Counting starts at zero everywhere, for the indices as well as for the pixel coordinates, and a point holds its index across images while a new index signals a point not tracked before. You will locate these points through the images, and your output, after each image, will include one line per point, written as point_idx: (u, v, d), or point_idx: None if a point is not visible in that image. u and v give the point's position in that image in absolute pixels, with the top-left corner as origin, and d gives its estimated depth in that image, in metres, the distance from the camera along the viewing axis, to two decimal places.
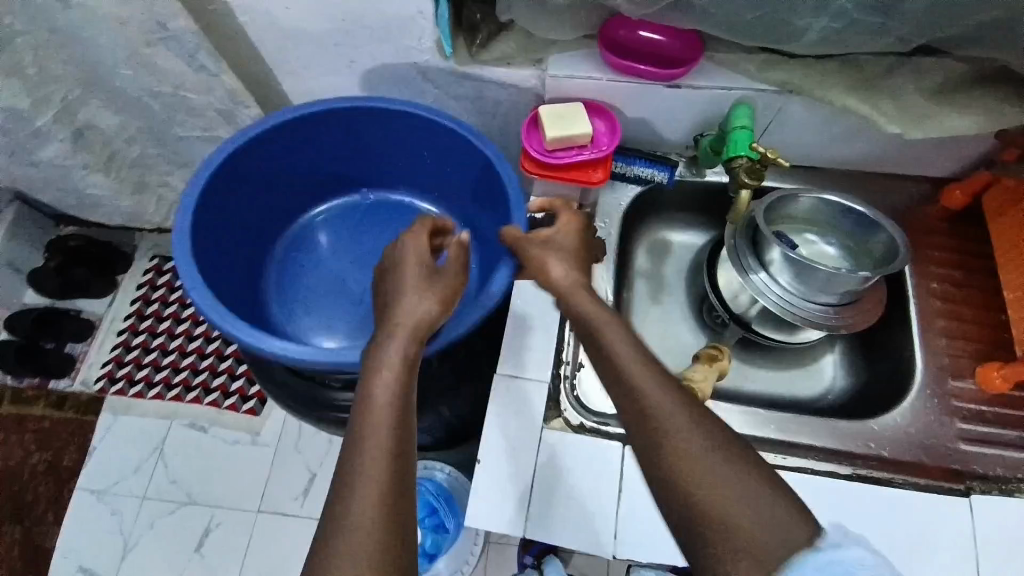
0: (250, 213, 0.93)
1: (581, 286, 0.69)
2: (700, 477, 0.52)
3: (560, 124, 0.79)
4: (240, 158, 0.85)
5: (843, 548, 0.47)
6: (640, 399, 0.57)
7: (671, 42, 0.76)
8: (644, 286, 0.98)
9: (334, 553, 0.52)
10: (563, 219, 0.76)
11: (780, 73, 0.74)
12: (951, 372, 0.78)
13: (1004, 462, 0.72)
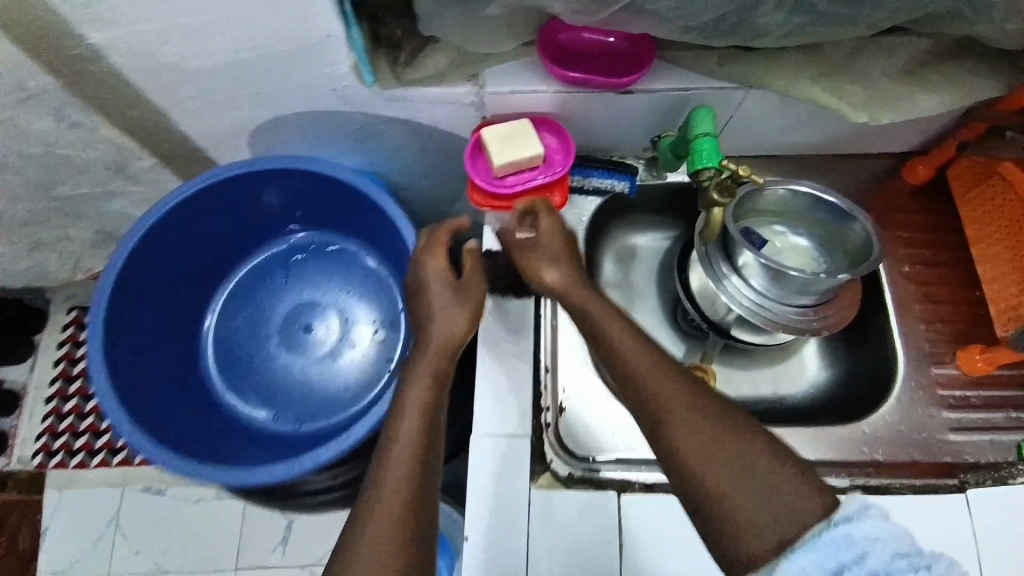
0: (176, 270, 0.79)
1: (577, 285, 0.68)
2: (711, 469, 0.53)
3: (506, 150, 0.70)
4: (153, 240, 0.73)
5: (858, 522, 0.48)
6: (644, 393, 0.59)
7: (619, 42, 0.68)
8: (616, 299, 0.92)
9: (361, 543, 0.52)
10: (546, 220, 0.72)
11: (739, 68, 0.68)
12: (933, 360, 0.76)
13: (993, 448, 0.72)
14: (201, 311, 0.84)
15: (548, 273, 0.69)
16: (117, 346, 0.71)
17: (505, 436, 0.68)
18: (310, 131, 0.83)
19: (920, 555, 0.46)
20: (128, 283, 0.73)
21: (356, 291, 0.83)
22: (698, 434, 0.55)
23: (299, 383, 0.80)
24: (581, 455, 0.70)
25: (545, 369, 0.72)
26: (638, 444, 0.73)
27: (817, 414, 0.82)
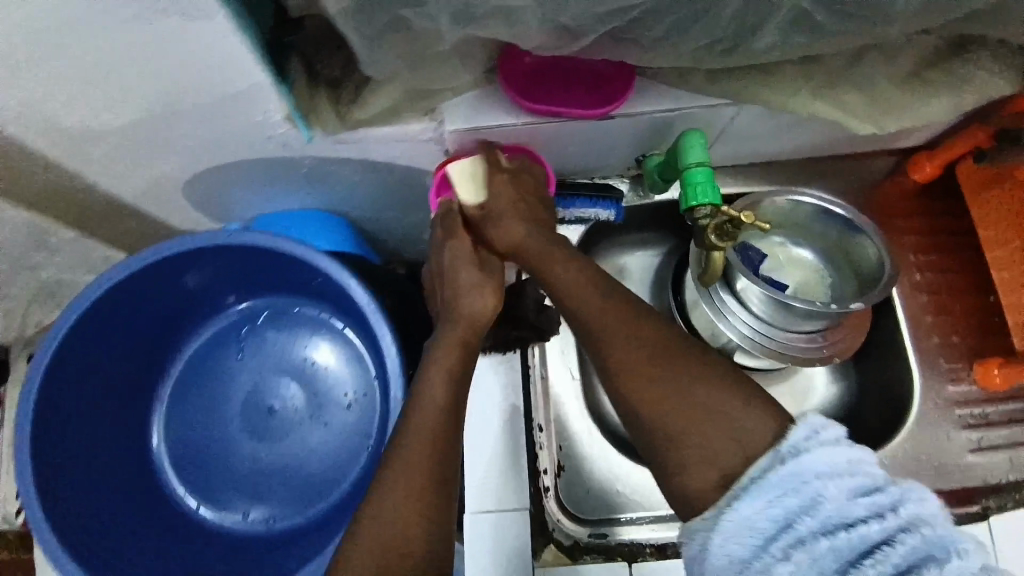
0: (112, 367, 0.68)
1: (548, 246, 0.60)
2: (675, 430, 0.50)
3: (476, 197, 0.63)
4: (74, 343, 0.62)
5: (805, 457, 0.45)
6: (598, 346, 0.55)
7: (592, 62, 0.60)
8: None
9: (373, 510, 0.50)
10: (495, 180, 0.62)
11: (730, 85, 0.60)
12: (949, 377, 0.72)
13: (1012, 466, 0.69)
14: (145, 405, 0.72)
15: (501, 223, 0.61)
16: (57, 475, 0.61)
17: (501, 510, 0.61)
18: (251, 178, 0.74)
19: (879, 491, 0.44)
20: (51, 399, 0.61)
21: (321, 355, 0.72)
22: (658, 395, 0.51)
23: (270, 471, 0.69)
24: (586, 518, 0.67)
25: (540, 427, 0.67)
26: (644, 496, 0.68)
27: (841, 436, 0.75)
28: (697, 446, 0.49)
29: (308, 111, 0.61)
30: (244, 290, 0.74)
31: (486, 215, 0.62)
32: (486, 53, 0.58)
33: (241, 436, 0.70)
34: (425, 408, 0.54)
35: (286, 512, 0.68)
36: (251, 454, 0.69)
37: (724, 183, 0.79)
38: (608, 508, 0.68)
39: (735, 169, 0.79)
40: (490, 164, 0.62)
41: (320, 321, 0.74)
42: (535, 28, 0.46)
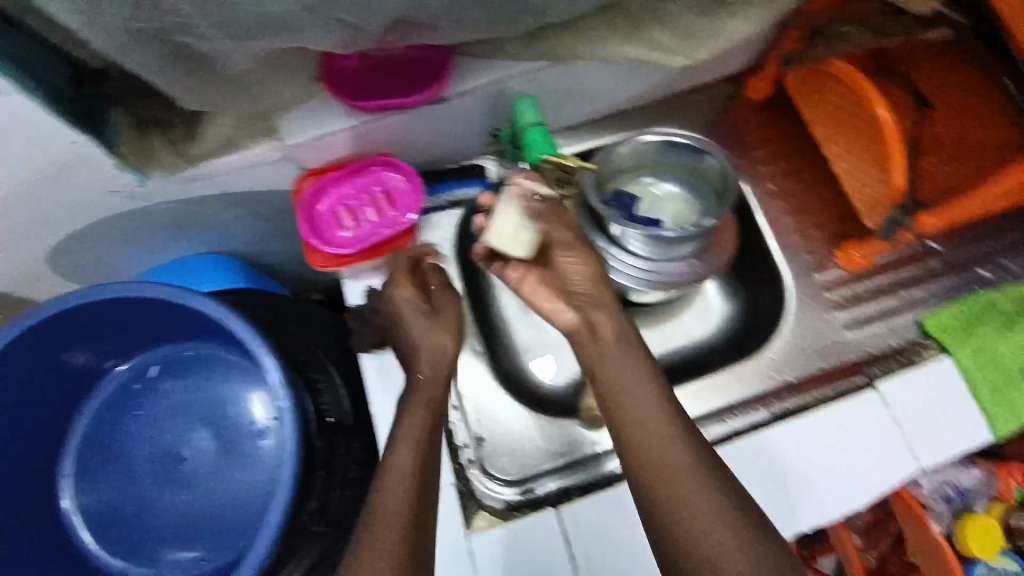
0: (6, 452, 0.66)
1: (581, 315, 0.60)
2: (678, 479, 0.53)
3: (508, 244, 0.63)
4: None
5: None
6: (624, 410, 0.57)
7: (411, 52, 0.61)
8: (509, 297, 0.80)
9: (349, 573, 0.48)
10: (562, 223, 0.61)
11: (543, 47, 0.64)
12: (815, 268, 0.78)
13: (891, 334, 0.75)
14: (57, 484, 0.71)
15: (574, 272, 0.60)
16: None
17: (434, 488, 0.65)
18: (120, 236, 0.73)
19: None
20: None
21: (225, 391, 0.72)
22: (649, 433, 0.55)
23: (201, 516, 0.69)
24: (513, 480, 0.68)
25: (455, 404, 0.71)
26: (564, 447, 0.71)
27: (733, 347, 0.81)
28: (675, 486, 0.52)
29: (146, 158, 0.61)
30: (137, 346, 0.73)
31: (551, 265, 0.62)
32: (306, 64, 0.60)
33: (159, 488, 0.69)
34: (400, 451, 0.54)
35: (217, 552, 0.68)
36: (173, 503, 0.69)
37: (586, 137, 0.83)
38: (533, 466, 0.69)
39: (593, 124, 0.83)
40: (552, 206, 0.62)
41: (217, 359, 0.74)
42: (321, 26, 0.48)
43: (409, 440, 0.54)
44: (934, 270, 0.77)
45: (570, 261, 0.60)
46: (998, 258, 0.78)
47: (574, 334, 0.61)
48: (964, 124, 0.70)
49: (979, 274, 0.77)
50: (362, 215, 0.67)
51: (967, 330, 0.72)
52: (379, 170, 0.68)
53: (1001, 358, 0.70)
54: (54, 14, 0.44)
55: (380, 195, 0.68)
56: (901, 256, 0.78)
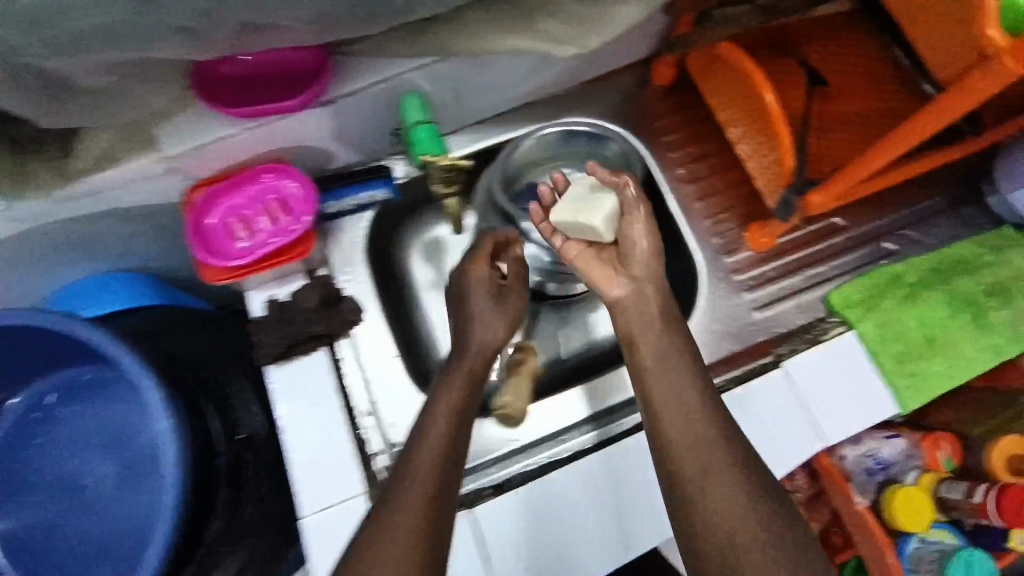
0: None
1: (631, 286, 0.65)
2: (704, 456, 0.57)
3: (583, 210, 0.67)
4: None
5: None
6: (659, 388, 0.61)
7: (288, 54, 0.60)
8: (437, 296, 0.84)
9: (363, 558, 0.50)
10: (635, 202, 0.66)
11: (427, 43, 0.63)
12: (726, 250, 0.79)
13: (799, 311, 0.76)
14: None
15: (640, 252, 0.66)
16: None
17: (346, 499, 0.64)
18: (13, 258, 0.71)
19: None
20: None
21: (123, 415, 0.70)
22: (679, 410, 0.59)
23: (111, 542, 0.68)
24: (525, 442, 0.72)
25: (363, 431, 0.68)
26: (580, 409, 0.75)
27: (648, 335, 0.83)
28: (700, 456, 0.56)
29: (18, 179, 0.58)
30: (33, 372, 0.71)
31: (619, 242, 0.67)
32: (176, 73, 0.58)
33: (58, 518, 0.68)
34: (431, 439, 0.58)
35: None
36: (73, 532, 0.68)
37: (498, 130, 0.82)
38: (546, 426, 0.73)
39: (502, 117, 0.82)
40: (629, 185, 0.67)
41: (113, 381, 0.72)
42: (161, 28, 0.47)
43: (442, 427, 0.58)
44: (841, 246, 0.78)
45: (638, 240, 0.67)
46: (904, 229, 0.79)
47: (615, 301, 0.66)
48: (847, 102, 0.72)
49: (885, 247, 0.78)
50: (256, 225, 0.66)
51: (871, 303, 0.73)
52: (276, 178, 0.67)
53: (903, 327, 0.72)
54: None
55: (274, 203, 0.66)
56: (811, 235, 0.79)
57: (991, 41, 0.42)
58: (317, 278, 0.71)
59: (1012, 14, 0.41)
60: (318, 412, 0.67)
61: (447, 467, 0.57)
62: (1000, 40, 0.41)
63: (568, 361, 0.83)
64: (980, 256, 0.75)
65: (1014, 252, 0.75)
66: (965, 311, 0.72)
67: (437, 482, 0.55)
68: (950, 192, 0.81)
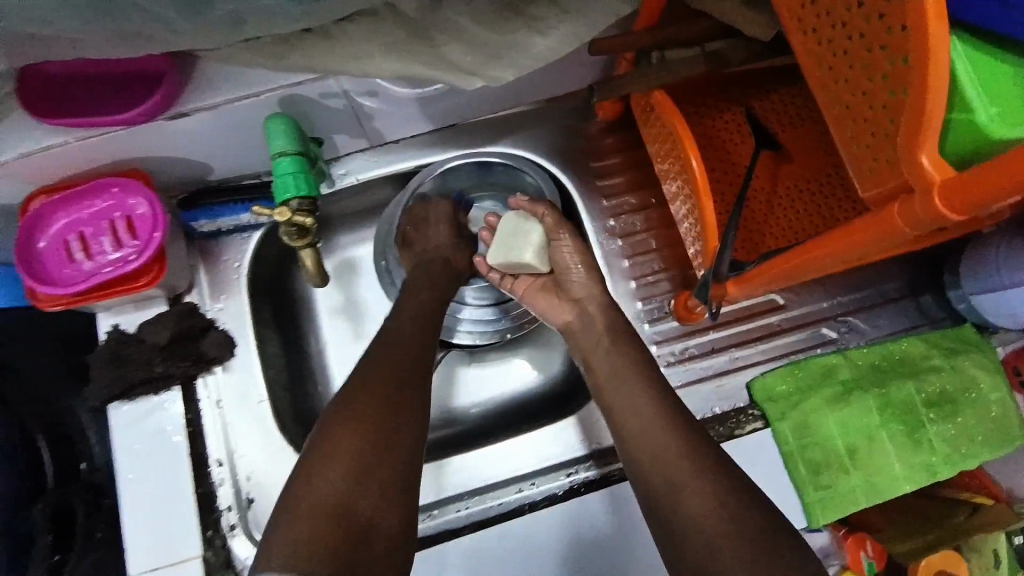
0: None
1: (575, 300, 0.66)
2: (668, 465, 0.53)
3: (512, 247, 0.67)
4: None
5: None
6: (607, 397, 0.61)
7: (132, 60, 0.51)
8: (342, 324, 0.76)
9: (319, 513, 0.47)
10: (552, 222, 0.66)
11: (300, 58, 0.54)
12: (651, 317, 0.71)
13: (718, 397, 0.68)
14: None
15: (577, 277, 0.66)
16: None
17: (172, 563, 0.58)
18: None
19: None
20: None
21: None
22: (633, 396, 0.59)
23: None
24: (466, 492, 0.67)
25: (217, 483, 0.61)
26: (574, 445, 0.69)
27: (554, 403, 0.77)
28: (654, 438, 0.55)
29: None
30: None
31: (558, 271, 0.67)
32: None
33: None
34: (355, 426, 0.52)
35: None
36: None
37: (411, 152, 0.73)
38: (540, 463, 0.69)
39: (419, 140, 0.73)
40: (544, 210, 0.66)
41: None
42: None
43: (379, 381, 0.55)
44: (778, 329, 0.71)
45: (573, 263, 0.66)
46: (846, 315, 0.72)
47: (567, 328, 0.67)
48: (794, 171, 0.63)
49: (825, 334, 0.71)
50: (96, 246, 0.58)
51: (796, 399, 0.66)
52: (122, 194, 0.58)
53: (826, 432, 0.64)
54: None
55: (119, 222, 0.58)
56: (743, 311, 0.71)
57: (921, 168, 0.32)
58: (177, 306, 0.64)
59: (972, 134, 0.31)
60: (158, 459, 0.60)
61: (395, 436, 0.52)
62: (934, 171, 0.32)
63: (474, 417, 0.77)
64: (924, 355, 0.68)
65: (965, 358, 0.67)
66: (898, 423, 0.65)
67: (391, 457, 0.51)
68: (905, 274, 0.73)
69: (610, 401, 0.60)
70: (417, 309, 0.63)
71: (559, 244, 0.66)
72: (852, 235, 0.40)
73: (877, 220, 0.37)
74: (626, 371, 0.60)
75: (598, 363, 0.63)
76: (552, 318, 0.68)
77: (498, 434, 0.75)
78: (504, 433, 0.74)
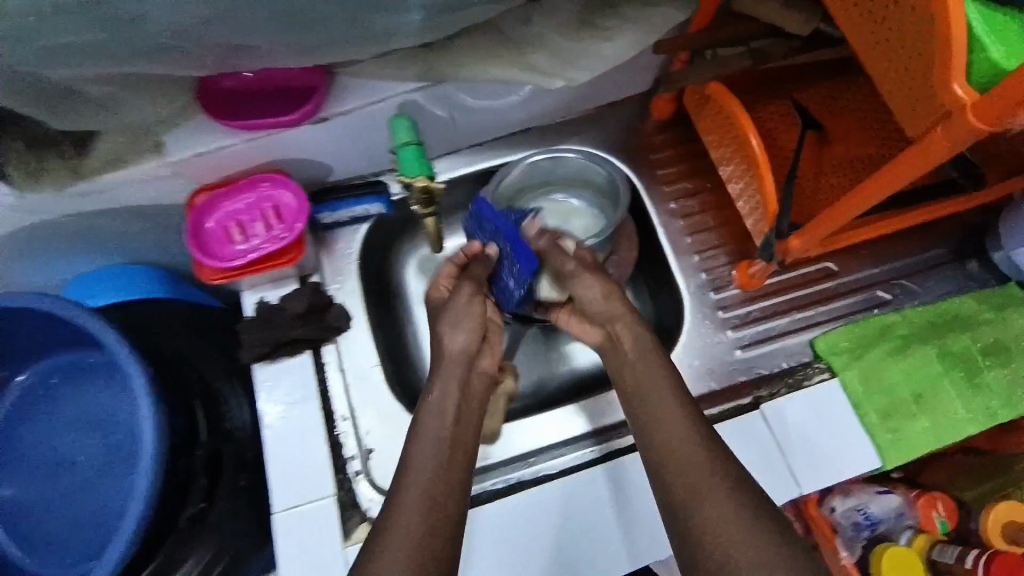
0: None
1: (607, 322, 0.66)
2: (693, 493, 0.53)
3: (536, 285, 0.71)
4: None
5: None
6: (627, 391, 0.62)
7: (285, 72, 0.65)
8: None
9: (392, 529, 0.52)
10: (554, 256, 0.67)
11: (418, 68, 0.66)
12: (716, 286, 0.79)
13: (783, 353, 0.75)
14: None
15: (596, 301, 0.66)
16: None
17: (310, 501, 0.66)
18: (27, 243, 0.74)
19: None
20: None
21: (107, 405, 0.72)
22: (654, 395, 0.60)
23: (83, 525, 0.68)
24: (548, 446, 0.74)
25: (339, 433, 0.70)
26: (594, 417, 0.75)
27: (581, 395, 0.83)
28: (674, 437, 0.57)
29: (38, 172, 0.64)
30: (23, 355, 0.72)
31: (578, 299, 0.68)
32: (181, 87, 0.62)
33: (44, 496, 0.69)
34: (411, 488, 0.55)
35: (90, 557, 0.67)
36: (50, 515, 0.69)
37: (493, 152, 0.84)
38: (548, 439, 0.74)
39: (499, 143, 0.84)
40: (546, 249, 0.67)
41: (96, 372, 0.73)
42: (145, 48, 0.50)
43: (434, 409, 0.60)
44: (835, 292, 0.78)
45: (588, 287, 0.66)
46: (899, 279, 0.78)
47: (601, 347, 0.67)
48: (836, 149, 0.73)
49: (880, 296, 0.78)
50: (251, 229, 0.70)
51: (858, 352, 0.72)
52: (272, 189, 0.71)
53: (890, 381, 0.70)
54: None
55: (270, 210, 0.70)
56: (800, 278, 0.79)
57: (956, 96, 0.42)
58: (307, 285, 0.75)
59: (985, 70, 0.41)
60: (295, 412, 0.70)
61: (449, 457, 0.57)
62: (965, 97, 0.42)
63: (554, 384, 0.84)
64: (977, 311, 0.73)
65: (1016, 313, 0.73)
66: (958, 370, 0.70)
67: (442, 475, 0.56)
68: (949, 243, 0.80)
69: (649, 425, 0.59)
70: (457, 349, 0.64)
71: (574, 275, 0.67)
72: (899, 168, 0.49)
73: (921, 148, 0.46)
74: (646, 370, 0.62)
75: (627, 380, 0.62)
76: (587, 340, 0.69)
77: (575, 397, 0.83)
78: (520, 416, 0.79)
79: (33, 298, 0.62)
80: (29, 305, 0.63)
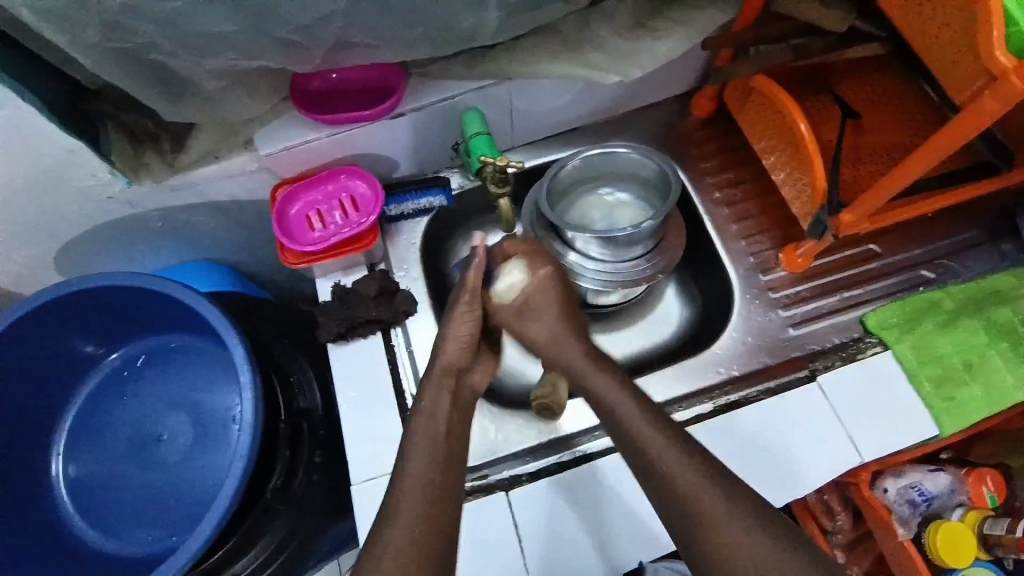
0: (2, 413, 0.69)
1: (554, 351, 0.63)
2: (696, 497, 0.50)
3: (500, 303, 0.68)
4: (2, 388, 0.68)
5: None
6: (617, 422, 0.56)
7: (368, 70, 0.71)
8: None
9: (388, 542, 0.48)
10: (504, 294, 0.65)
11: (486, 66, 0.72)
12: (763, 269, 0.82)
13: (835, 330, 0.78)
14: (43, 458, 0.73)
15: (547, 333, 0.63)
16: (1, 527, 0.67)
17: (387, 474, 0.69)
18: (116, 236, 0.79)
19: None
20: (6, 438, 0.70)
21: (193, 387, 0.76)
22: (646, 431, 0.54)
23: (171, 501, 0.71)
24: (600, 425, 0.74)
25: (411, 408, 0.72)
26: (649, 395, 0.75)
27: (638, 372, 0.84)
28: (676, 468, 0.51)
29: (137, 167, 0.68)
30: (117, 337, 0.76)
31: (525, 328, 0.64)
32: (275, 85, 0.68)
33: (134, 473, 0.72)
34: (402, 511, 0.50)
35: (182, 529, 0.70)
36: (142, 491, 0.72)
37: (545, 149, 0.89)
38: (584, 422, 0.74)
39: (549, 142, 0.89)
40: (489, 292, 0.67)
41: (181, 356, 0.78)
42: (264, 41, 0.56)
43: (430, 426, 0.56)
44: (878, 272, 0.81)
45: (545, 318, 0.63)
46: (940, 259, 0.82)
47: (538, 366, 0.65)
48: (873, 136, 0.78)
49: (923, 274, 0.81)
50: (329, 218, 0.74)
51: (909, 327, 0.75)
52: (348, 180, 0.75)
53: (939, 353, 0.73)
54: (42, 33, 0.51)
55: (346, 201, 0.75)
56: (845, 259, 0.82)
57: (1000, 63, 0.46)
58: (376, 271, 0.79)
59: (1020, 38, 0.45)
60: (370, 388, 0.73)
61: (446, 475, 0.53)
62: (1002, 62, 0.46)
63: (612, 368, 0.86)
64: (1018, 287, 0.77)
65: None
66: (1004, 341, 0.73)
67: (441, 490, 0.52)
68: (981, 225, 0.84)
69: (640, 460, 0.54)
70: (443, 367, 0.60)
71: (532, 305, 0.64)
72: (947, 135, 0.54)
73: (971, 114, 0.50)
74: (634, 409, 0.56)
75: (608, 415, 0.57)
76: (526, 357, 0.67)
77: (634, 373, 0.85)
78: None
79: (131, 278, 0.67)
80: (130, 286, 0.68)
